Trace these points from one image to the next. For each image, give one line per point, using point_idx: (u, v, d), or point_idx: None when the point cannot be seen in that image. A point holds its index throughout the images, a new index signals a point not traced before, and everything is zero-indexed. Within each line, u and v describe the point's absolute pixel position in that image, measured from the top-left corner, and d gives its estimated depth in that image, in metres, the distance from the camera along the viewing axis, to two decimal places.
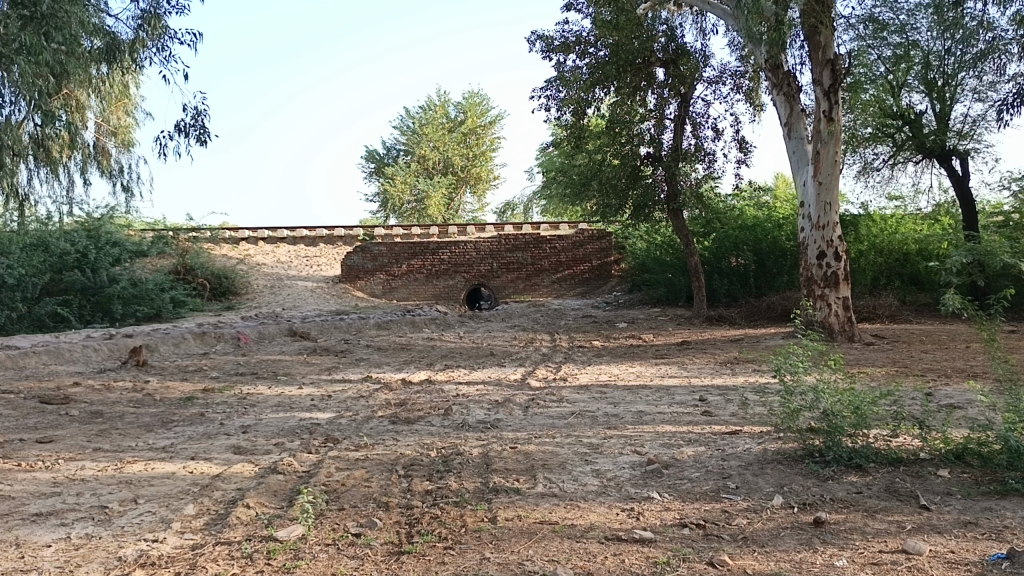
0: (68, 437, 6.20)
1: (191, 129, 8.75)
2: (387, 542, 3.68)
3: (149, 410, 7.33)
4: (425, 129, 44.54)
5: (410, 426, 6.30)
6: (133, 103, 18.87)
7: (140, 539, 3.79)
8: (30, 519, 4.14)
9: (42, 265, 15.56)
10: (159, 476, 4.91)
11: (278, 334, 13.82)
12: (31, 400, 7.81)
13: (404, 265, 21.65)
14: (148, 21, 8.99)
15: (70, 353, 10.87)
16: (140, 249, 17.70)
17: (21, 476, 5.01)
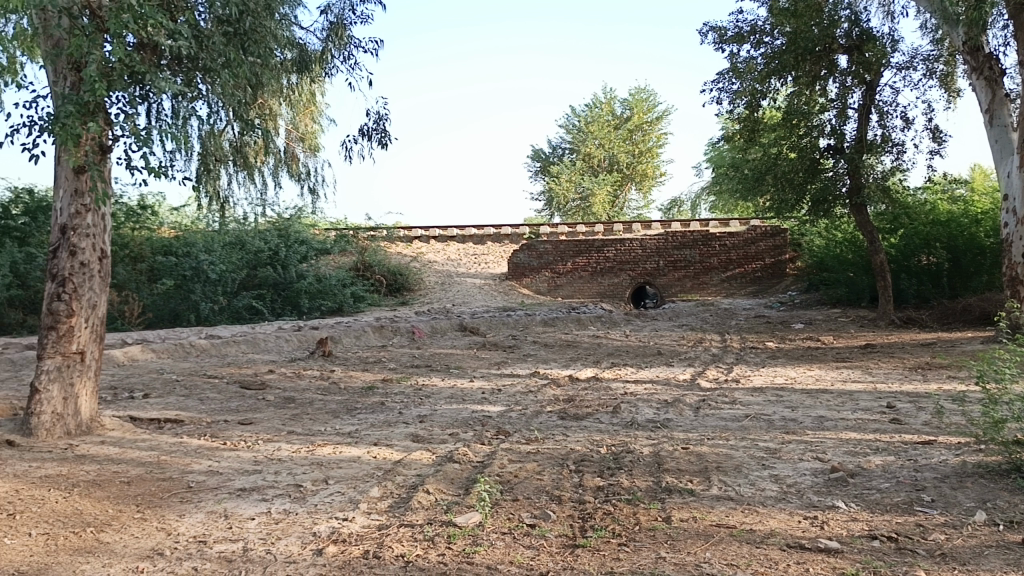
0: (266, 420, 6.74)
1: (373, 132, 9.21)
2: (562, 534, 3.73)
3: (335, 397, 7.84)
4: (590, 127, 44.56)
5: (579, 422, 6.35)
6: (320, 111, 20.07)
7: (332, 517, 4.05)
8: (236, 493, 4.54)
9: (240, 262, 17.04)
10: (346, 460, 5.23)
11: (449, 328, 14.31)
12: (233, 385, 8.56)
13: (569, 262, 21.73)
14: (334, 31, 9.58)
15: (265, 343, 11.80)
16: (324, 247, 18.88)
17: (227, 453, 5.51)
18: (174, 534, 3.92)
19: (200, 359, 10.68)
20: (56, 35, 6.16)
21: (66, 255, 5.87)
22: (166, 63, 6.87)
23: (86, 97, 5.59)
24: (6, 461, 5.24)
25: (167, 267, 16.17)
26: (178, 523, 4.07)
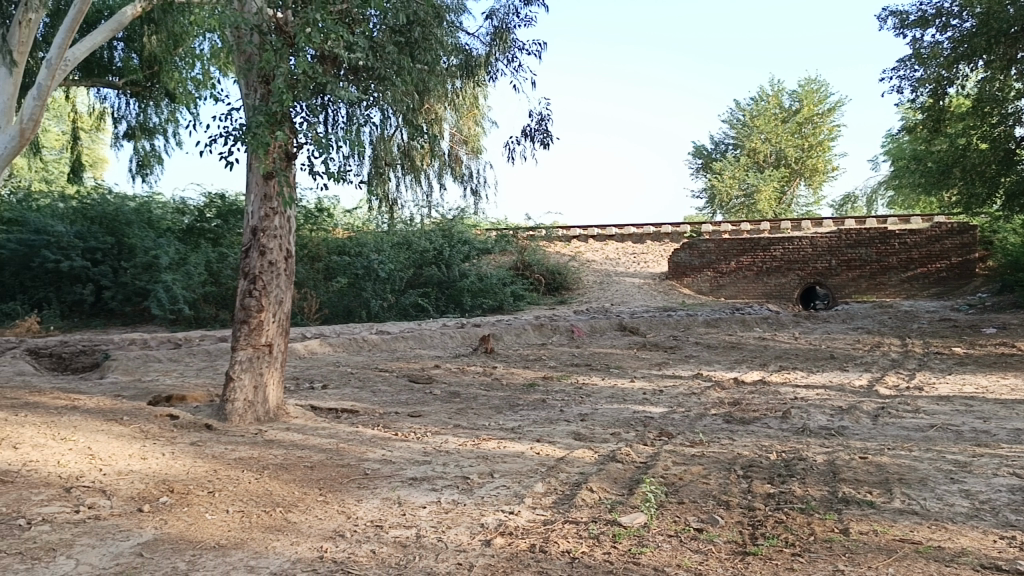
0: (433, 413, 7.02)
1: (536, 133, 9.32)
2: (731, 541, 3.64)
3: (498, 393, 8.03)
4: (756, 121, 43.02)
5: (746, 426, 6.16)
6: (483, 113, 20.56)
7: (499, 510, 4.16)
8: (408, 482, 4.75)
9: (407, 262, 17.86)
10: (511, 454, 5.35)
11: (609, 328, 14.28)
12: (402, 378, 8.97)
13: (733, 262, 21.07)
14: (498, 36, 9.80)
15: (431, 339, 12.27)
16: (486, 247, 19.34)
17: (399, 443, 5.78)
18: (353, 517, 4.15)
19: (371, 353, 11.24)
20: (248, 50, 6.63)
21: (257, 255, 6.35)
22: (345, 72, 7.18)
23: (274, 108, 6.03)
24: (206, 443, 5.74)
25: (341, 266, 17.17)
26: (357, 508, 4.32)
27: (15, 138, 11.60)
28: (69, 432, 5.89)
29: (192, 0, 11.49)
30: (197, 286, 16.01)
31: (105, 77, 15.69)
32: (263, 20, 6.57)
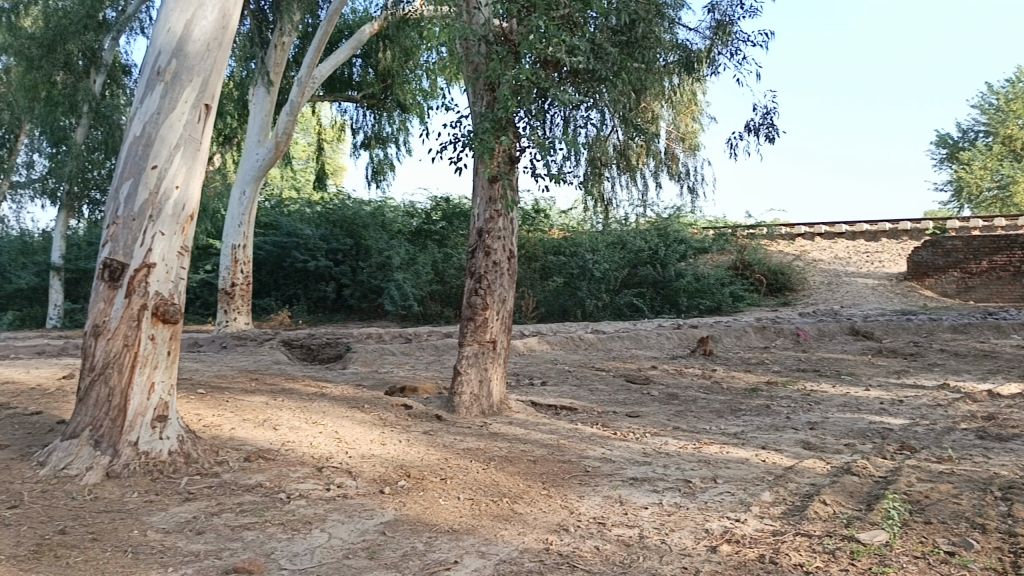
0: (652, 414, 6.97)
1: (761, 127, 8.94)
2: (988, 568, 3.32)
3: (719, 397, 7.81)
4: (1012, 104, 38.56)
5: (1004, 444, 5.55)
6: (701, 109, 20.12)
7: (724, 516, 4.06)
8: (629, 482, 4.76)
9: (622, 261, 17.86)
10: (735, 461, 5.19)
11: (839, 332, 13.42)
12: (619, 378, 8.99)
13: (983, 261, 19.17)
14: (719, 29, 9.55)
15: (647, 339, 12.20)
16: (703, 246, 18.89)
17: (618, 443, 5.81)
18: (576, 513, 4.23)
19: (589, 352, 11.36)
20: (476, 60, 6.99)
21: (482, 256, 6.65)
22: (566, 75, 7.22)
23: (500, 114, 6.27)
24: (437, 432, 6.09)
25: (557, 265, 17.66)
26: (580, 504, 4.39)
27: (272, 150, 12.91)
28: (319, 417, 6.49)
29: (422, 13, 12.26)
30: (424, 284, 17.02)
31: (345, 92, 16.99)
32: (490, 31, 6.83)
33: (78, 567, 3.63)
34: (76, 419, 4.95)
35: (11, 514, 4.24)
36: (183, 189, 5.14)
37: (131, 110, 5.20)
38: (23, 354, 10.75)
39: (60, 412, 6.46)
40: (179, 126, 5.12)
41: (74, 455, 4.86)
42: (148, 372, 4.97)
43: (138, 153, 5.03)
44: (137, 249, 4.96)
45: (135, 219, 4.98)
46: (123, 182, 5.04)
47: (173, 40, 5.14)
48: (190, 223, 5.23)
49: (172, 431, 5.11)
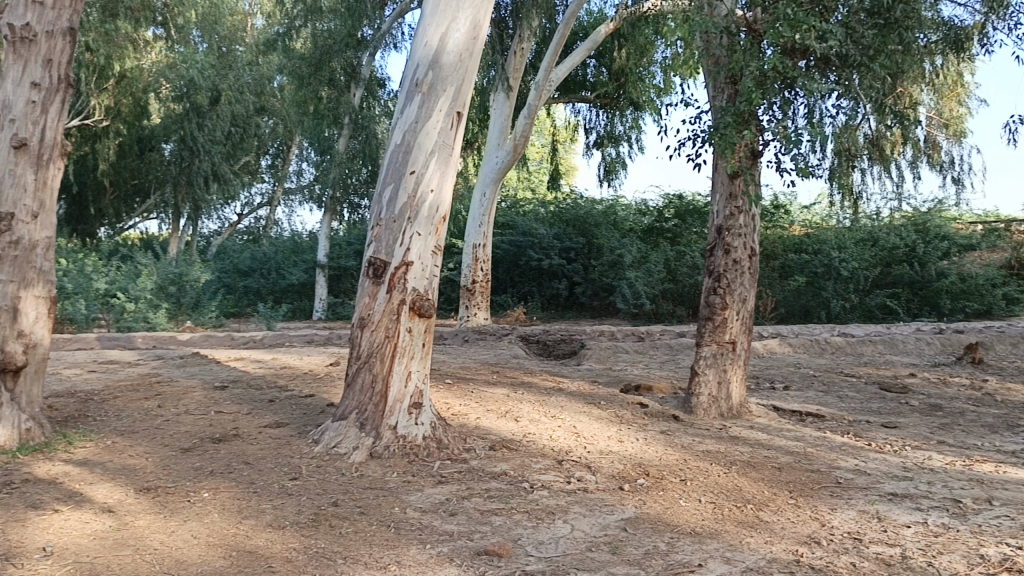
0: (912, 426, 6.42)
1: None
2: None
3: (992, 411, 7.03)
4: None
5: None
6: (969, 92, 18.20)
7: (1002, 543, 3.67)
8: (888, 497, 4.43)
9: (874, 259, 16.75)
10: (1014, 482, 4.66)
11: None
12: (872, 385, 8.36)
13: None
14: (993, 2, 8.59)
15: (904, 345, 11.25)
16: (970, 243, 17.05)
17: (873, 455, 5.42)
18: (828, 526, 4.01)
19: (835, 357, 10.67)
20: (717, 53, 6.84)
21: (722, 254, 6.48)
22: (814, 63, 6.85)
23: (743, 107, 6.12)
24: (675, 433, 6.02)
25: (799, 263, 16.62)
26: (832, 516, 4.15)
27: (511, 153, 13.41)
28: (557, 411, 6.67)
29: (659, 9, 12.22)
30: (656, 283, 16.93)
31: (579, 93, 17.30)
32: (732, 22, 6.66)
33: (350, 537, 4.01)
34: (344, 402, 5.46)
35: (293, 485, 4.77)
36: (437, 192, 5.51)
37: (391, 121, 5.65)
38: (295, 342, 12.02)
39: (328, 396, 7.17)
40: (434, 134, 5.49)
41: (343, 434, 5.37)
42: (405, 361, 5.38)
43: (398, 160, 5.45)
44: (396, 249, 5.38)
45: (396, 220, 5.41)
46: (385, 187, 5.49)
47: (429, 53, 5.51)
48: (443, 224, 5.59)
49: (425, 418, 5.49)
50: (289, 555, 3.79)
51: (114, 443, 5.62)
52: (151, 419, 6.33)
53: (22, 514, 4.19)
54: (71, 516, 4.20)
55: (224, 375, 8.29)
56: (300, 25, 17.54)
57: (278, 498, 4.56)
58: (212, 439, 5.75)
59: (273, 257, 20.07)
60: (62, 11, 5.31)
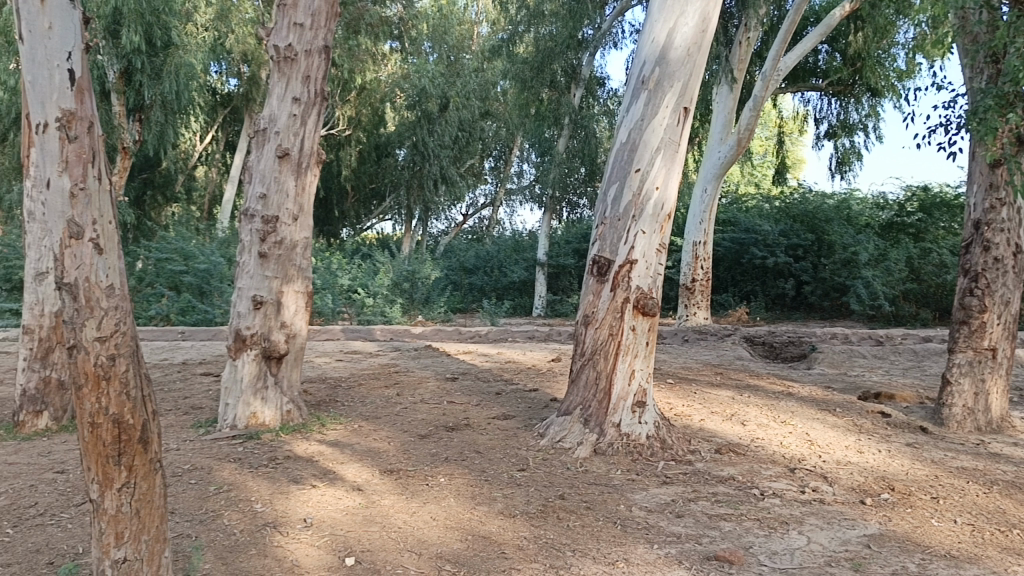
0: None
1: None
2: None
3: None
4: None
5: None
6: None
7: None
8: None
9: None
10: None
11: None
12: None
13: None
14: None
15: None
16: None
17: None
18: None
19: None
20: (976, 30, 6.18)
21: (980, 251, 5.87)
22: None
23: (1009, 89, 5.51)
24: (923, 446, 5.55)
25: None
26: None
27: (734, 147, 12.89)
28: (788, 416, 6.37)
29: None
30: (896, 283, 15.70)
31: (808, 81, 16.37)
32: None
33: (577, 530, 4.08)
34: (569, 398, 5.58)
35: (521, 476, 4.93)
36: (663, 190, 5.45)
37: (619, 119, 5.68)
38: (518, 338, 12.40)
39: (552, 391, 7.34)
40: (660, 130, 5.44)
41: (567, 429, 5.48)
42: (629, 359, 5.37)
43: (624, 158, 5.47)
44: (621, 248, 5.39)
45: (621, 219, 5.42)
46: (610, 186, 5.54)
47: (657, 49, 5.47)
48: (668, 222, 5.52)
49: (649, 417, 5.44)
50: (520, 543, 3.93)
51: (360, 427, 6.12)
52: (391, 406, 6.82)
53: (286, 487, 4.67)
54: (326, 491, 4.63)
55: (454, 367, 8.73)
56: (523, 30, 18.01)
57: (508, 488, 4.73)
58: (446, 428, 6.09)
59: (496, 254, 20.78)
60: (318, 30, 5.83)
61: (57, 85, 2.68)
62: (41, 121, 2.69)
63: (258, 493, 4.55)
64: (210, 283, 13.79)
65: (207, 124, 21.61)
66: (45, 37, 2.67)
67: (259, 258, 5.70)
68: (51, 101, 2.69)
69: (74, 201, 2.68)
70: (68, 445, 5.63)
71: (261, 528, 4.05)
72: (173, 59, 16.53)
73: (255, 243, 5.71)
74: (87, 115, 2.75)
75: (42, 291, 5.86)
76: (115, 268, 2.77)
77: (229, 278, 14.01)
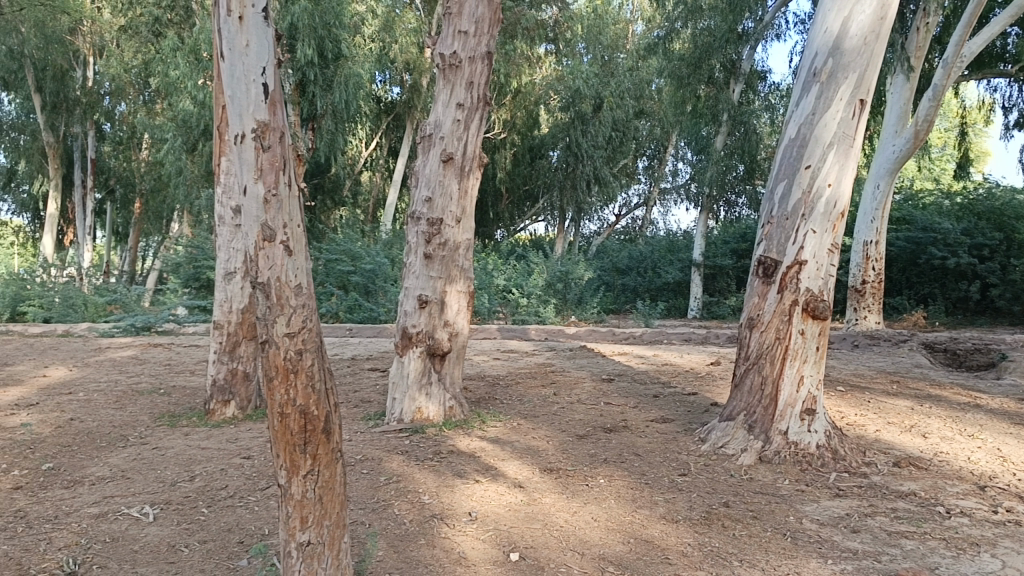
0: None
1: None
2: None
3: None
4: None
5: None
6: None
7: None
8: None
9: None
10: None
11: None
12: None
13: None
14: None
15: None
16: None
17: None
18: None
19: None
20: None
21: None
22: None
23: None
24: None
25: None
26: None
27: (911, 140, 12.05)
28: (975, 429, 5.90)
29: None
30: None
31: (996, 67, 15.12)
32: None
33: (745, 540, 3.98)
34: (733, 403, 5.43)
35: (683, 481, 4.85)
36: (836, 187, 5.19)
37: (788, 114, 5.47)
38: (674, 340, 12.18)
39: (712, 395, 7.16)
40: (833, 124, 5.18)
41: (730, 435, 5.33)
42: (797, 365, 5.15)
43: (794, 155, 5.27)
44: (790, 248, 5.18)
45: (789, 218, 5.22)
46: (778, 184, 5.34)
47: (830, 39, 5.21)
48: (841, 221, 5.25)
49: (819, 426, 5.19)
50: (685, 549, 3.87)
51: (519, 425, 6.22)
52: (549, 405, 6.89)
53: (451, 481, 4.82)
54: (489, 487, 4.74)
55: (610, 369, 8.69)
56: (681, 27, 17.65)
57: (670, 492, 4.67)
58: (604, 429, 6.08)
59: (650, 255, 20.44)
60: (482, 37, 5.97)
61: (253, 98, 2.88)
62: (239, 133, 2.90)
63: (425, 485, 4.73)
64: (375, 282, 14.46)
65: (371, 131, 22.69)
66: (243, 55, 2.89)
67: (424, 259, 5.91)
68: (248, 113, 2.89)
69: (268, 206, 2.86)
70: (252, 432, 6.07)
71: (429, 519, 4.20)
72: (342, 70, 17.59)
73: (421, 244, 5.93)
74: (279, 125, 2.94)
75: (231, 289, 6.35)
76: (303, 268, 2.96)
77: (392, 277, 14.62)
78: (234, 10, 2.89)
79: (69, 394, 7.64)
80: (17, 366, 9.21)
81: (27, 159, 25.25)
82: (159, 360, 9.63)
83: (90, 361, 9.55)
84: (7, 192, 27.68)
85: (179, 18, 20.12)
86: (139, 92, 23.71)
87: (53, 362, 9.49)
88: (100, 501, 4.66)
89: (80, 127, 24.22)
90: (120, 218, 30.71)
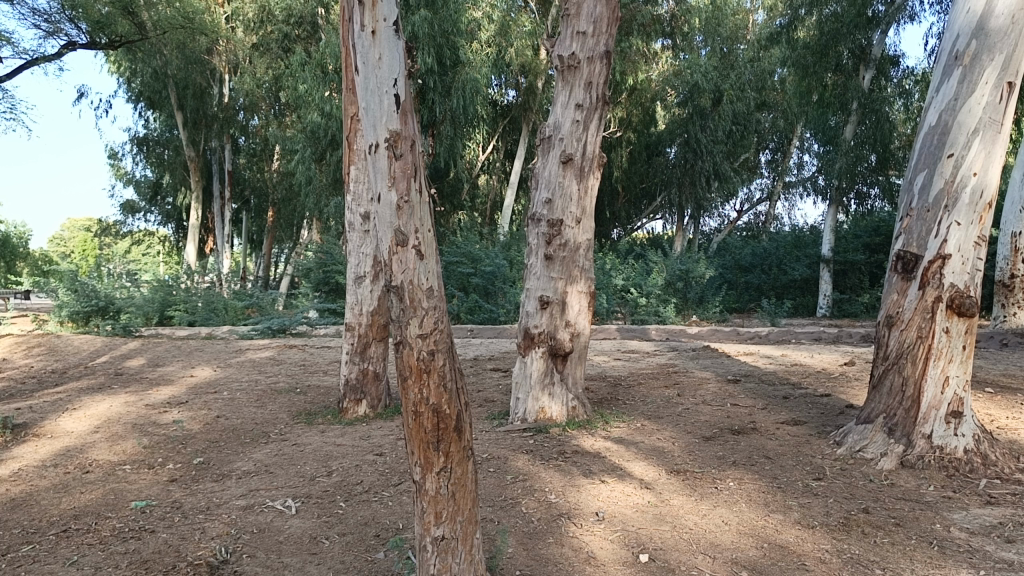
0: None
1: None
2: None
3: None
4: None
5: None
6: None
7: None
8: None
9: None
10: None
11: None
12: None
13: None
14: None
15: None
16: None
17: None
18: None
19: None
20: None
21: None
22: None
23: None
24: None
25: None
26: None
27: None
28: None
29: None
30: None
31: None
32: None
33: (887, 547, 3.82)
34: (871, 405, 5.19)
35: (818, 486, 4.68)
36: (982, 176, 4.89)
37: (928, 100, 5.20)
38: (803, 339, 11.76)
39: (847, 396, 6.87)
40: (979, 109, 4.88)
41: (868, 439, 5.11)
42: (942, 364, 4.88)
43: (935, 143, 5.01)
44: (932, 241, 4.92)
45: (930, 210, 4.95)
46: (918, 174, 5.09)
47: (973, 20, 4.92)
48: (988, 212, 4.93)
49: (968, 429, 4.90)
50: (823, 555, 3.75)
51: (643, 425, 6.16)
52: (673, 406, 6.79)
53: (577, 480, 4.85)
54: (615, 487, 4.72)
55: (736, 369, 8.47)
56: (805, 13, 16.98)
57: (805, 496, 4.52)
58: (732, 430, 5.94)
59: (774, 252, 19.73)
60: (600, 37, 5.94)
61: (386, 108, 2.99)
62: (372, 143, 3.00)
63: (551, 484, 4.76)
64: (495, 284, 14.68)
65: (489, 135, 23.10)
66: (376, 68, 3.00)
67: (545, 260, 5.96)
68: (381, 124, 2.99)
69: (400, 212, 2.95)
70: (384, 430, 6.28)
71: (556, 518, 4.24)
72: (460, 77, 17.96)
73: (542, 245, 5.98)
74: (410, 133, 3.03)
75: (361, 292, 6.60)
76: (434, 271, 3.05)
77: (511, 278, 14.80)
78: (367, 25, 3.01)
79: (214, 393, 8.14)
80: (167, 367, 9.88)
81: (171, 172, 27.12)
82: (294, 360, 10.11)
83: (232, 361, 10.15)
84: (154, 204, 29.78)
85: (305, 33, 21.95)
86: (270, 106, 25.02)
87: (200, 362, 10.14)
88: (246, 494, 4.95)
89: (217, 140, 25.68)
90: (255, 226, 32.49)
